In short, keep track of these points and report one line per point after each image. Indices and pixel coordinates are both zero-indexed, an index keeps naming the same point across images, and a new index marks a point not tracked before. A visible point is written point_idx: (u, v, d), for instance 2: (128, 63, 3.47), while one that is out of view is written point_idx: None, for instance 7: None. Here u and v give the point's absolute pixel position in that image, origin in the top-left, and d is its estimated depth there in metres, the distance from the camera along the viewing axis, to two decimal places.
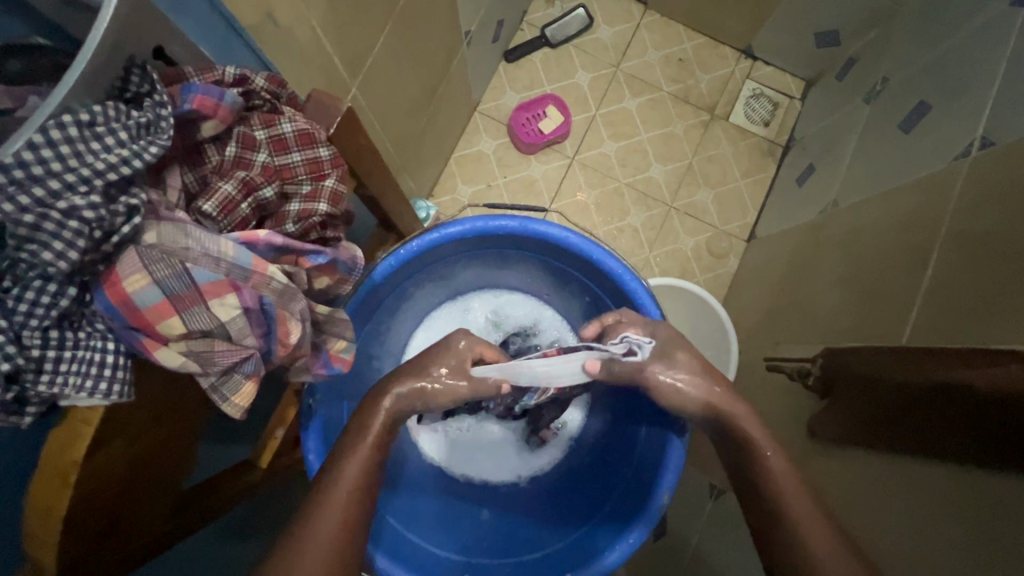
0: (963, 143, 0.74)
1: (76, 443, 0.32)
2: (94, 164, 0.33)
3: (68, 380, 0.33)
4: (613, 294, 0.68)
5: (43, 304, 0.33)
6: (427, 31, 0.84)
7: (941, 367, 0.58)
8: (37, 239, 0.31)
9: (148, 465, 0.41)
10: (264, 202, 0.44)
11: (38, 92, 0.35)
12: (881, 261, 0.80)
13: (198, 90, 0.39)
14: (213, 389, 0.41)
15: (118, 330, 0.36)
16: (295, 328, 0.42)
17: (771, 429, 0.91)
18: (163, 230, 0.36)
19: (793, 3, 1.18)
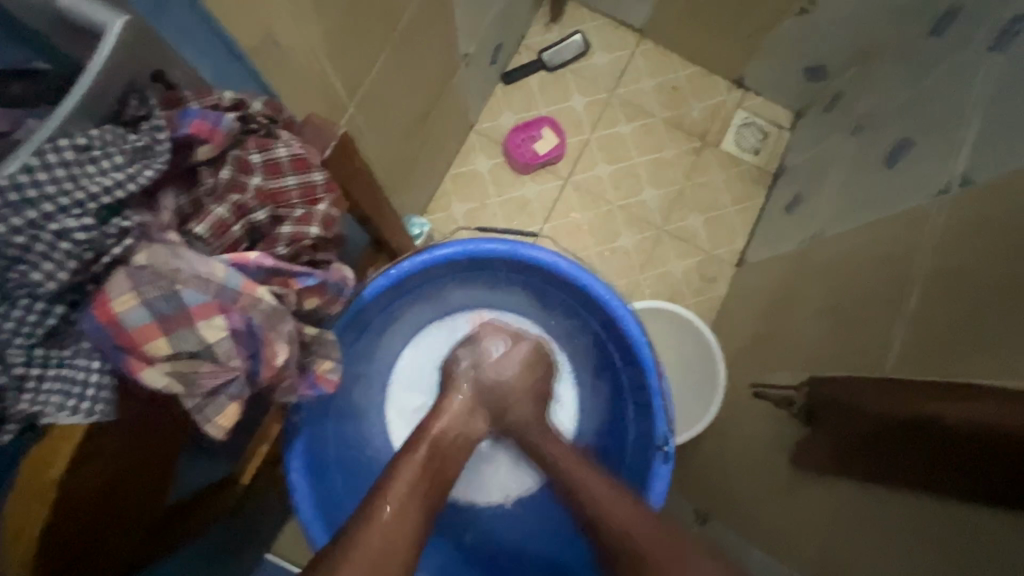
0: (943, 180, 0.76)
1: (51, 467, 0.32)
2: (90, 189, 0.33)
3: (50, 400, 0.33)
4: (601, 320, 0.68)
5: (28, 322, 0.33)
6: (426, 53, 0.86)
7: (920, 401, 0.59)
8: (28, 259, 0.32)
9: (127, 487, 0.41)
10: (257, 226, 0.44)
11: (35, 114, 0.36)
12: (864, 291, 0.81)
13: (196, 116, 0.40)
14: (195, 408, 0.39)
15: (104, 349, 0.35)
16: (281, 349, 0.41)
17: (756, 455, 0.91)
18: (154, 250, 0.37)
19: (783, 37, 1.21)
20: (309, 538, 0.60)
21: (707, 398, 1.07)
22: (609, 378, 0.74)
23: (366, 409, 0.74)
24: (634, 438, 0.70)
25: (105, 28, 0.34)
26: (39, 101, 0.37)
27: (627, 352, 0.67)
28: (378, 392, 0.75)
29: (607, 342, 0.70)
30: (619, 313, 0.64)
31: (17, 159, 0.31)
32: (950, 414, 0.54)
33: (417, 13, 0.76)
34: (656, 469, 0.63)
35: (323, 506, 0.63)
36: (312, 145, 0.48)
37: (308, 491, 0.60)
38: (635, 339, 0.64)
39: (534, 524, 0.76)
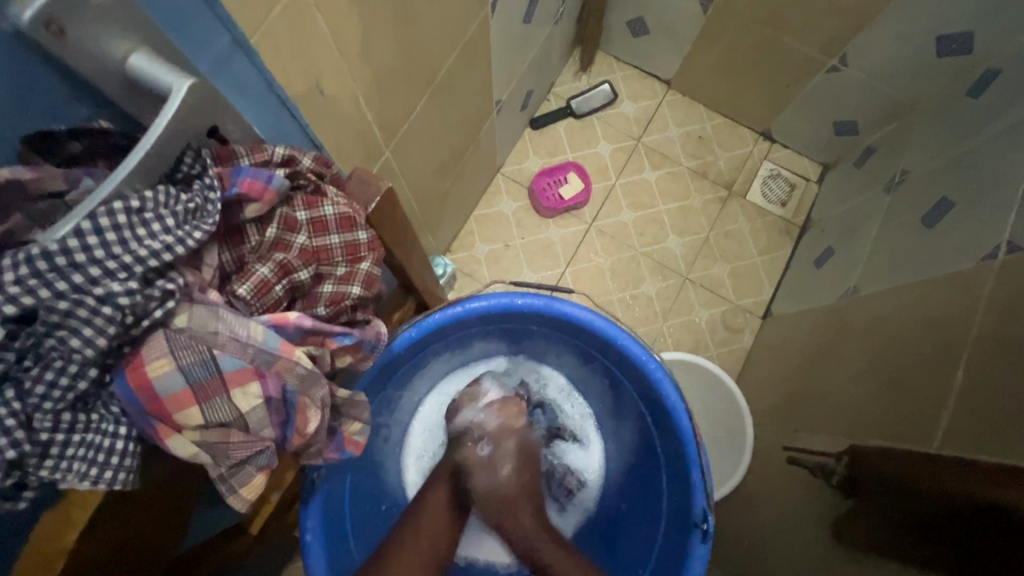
0: (990, 245, 0.73)
1: (68, 531, 0.32)
2: (139, 251, 0.33)
3: (72, 467, 0.32)
4: (635, 380, 0.66)
5: (58, 386, 0.31)
6: (461, 101, 0.88)
7: (975, 477, 0.56)
8: (69, 324, 0.31)
9: (137, 551, 0.40)
10: (298, 284, 0.44)
11: (91, 172, 0.37)
12: (906, 355, 0.78)
13: (249, 174, 0.39)
14: (222, 480, 0.39)
15: (132, 414, 0.35)
16: (314, 416, 0.40)
17: (786, 524, 0.85)
18: (195, 312, 0.36)
19: (812, 92, 1.22)
20: None
21: (735, 459, 1.02)
22: (639, 440, 0.71)
23: (383, 461, 0.71)
24: (666, 509, 0.66)
25: (172, 90, 0.35)
26: (96, 154, 0.37)
27: (663, 417, 0.64)
28: (397, 443, 0.73)
29: (640, 404, 0.67)
30: (657, 377, 0.61)
31: (70, 224, 0.30)
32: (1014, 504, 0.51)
33: (455, 65, 0.78)
34: (693, 548, 0.59)
35: (334, 566, 0.59)
36: (356, 200, 0.47)
37: (321, 553, 0.57)
38: (672, 404, 0.61)
39: None
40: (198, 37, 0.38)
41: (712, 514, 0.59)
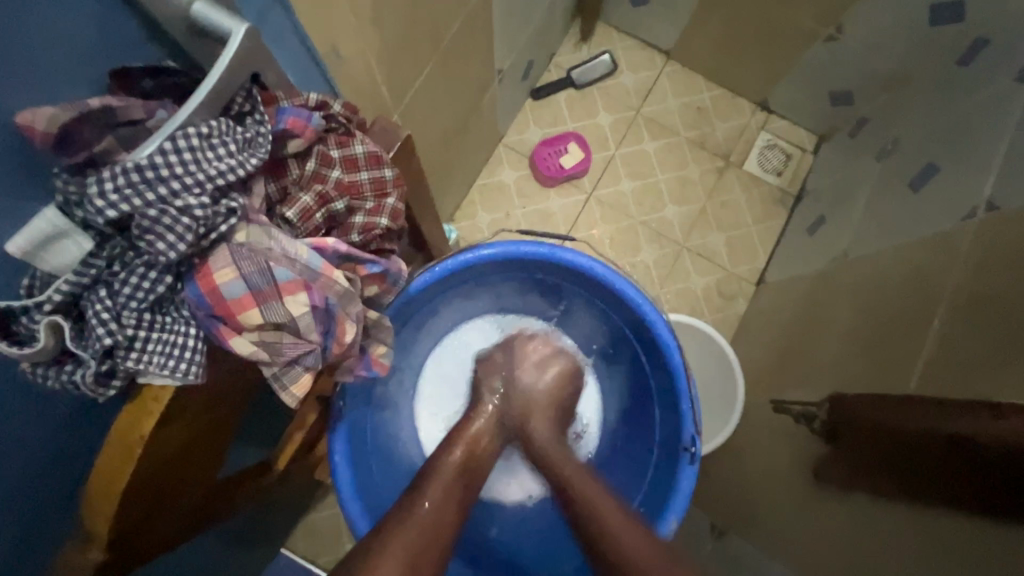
0: (970, 205, 0.77)
1: (144, 420, 0.32)
2: (211, 170, 0.36)
3: (152, 360, 0.35)
4: (632, 324, 0.70)
5: (141, 289, 0.36)
6: (465, 67, 0.90)
7: (939, 417, 0.58)
8: (154, 232, 0.35)
9: (199, 456, 0.42)
10: (334, 214, 0.47)
11: (163, 106, 0.38)
12: (888, 311, 0.82)
13: (291, 113, 0.43)
14: (275, 377, 0.43)
15: (201, 318, 0.38)
16: (351, 328, 0.44)
17: (772, 471, 0.90)
18: (252, 230, 0.39)
19: (809, 62, 1.24)
20: (350, 520, 0.62)
21: (725, 416, 1.07)
22: (634, 381, 0.76)
23: (397, 402, 0.76)
24: (658, 439, 0.71)
25: (230, 33, 0.36)
26: (167, 95, 0.39)
27: (656, 354, 0.69)
28: (410, 385, 0.78)
29: (635, 345, 0.72)
30: (651, 319, 0.66)
31: (156, 145, 0.34)
32: (992, 439, 0.52)
33: (460, 31, 0.80)
34: (682, 469, 0.64)
35: (363, 484, 0.66)
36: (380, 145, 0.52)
37: (350, 473, 0.63)
38: (666, 344, 0.65)
39: (556, 521, 0.78)
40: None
41: (700, 439, 0.65)
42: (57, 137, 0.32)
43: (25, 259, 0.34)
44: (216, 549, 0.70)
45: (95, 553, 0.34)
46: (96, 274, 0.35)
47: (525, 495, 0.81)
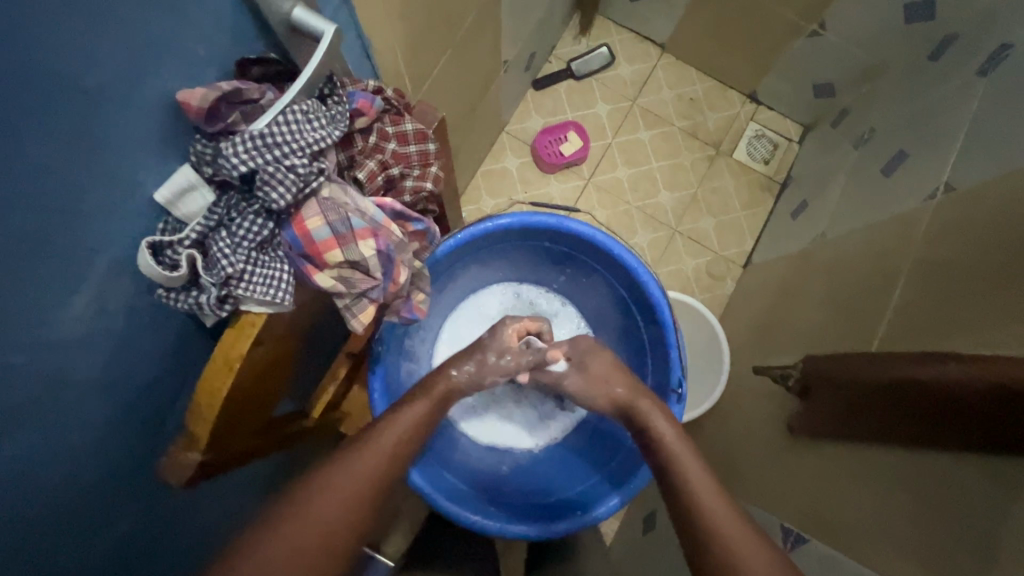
0: (931, 187, 0.85)
1: (242, 342, 0.41)
2: (309, 138, 0.42)
3: (256, 287, 0.42)
4: (628, 287, 0.78)
5: (249, 232, 0.42)
6: (475, 58, 0.97)
7: (896, 366, 0.65)
8: (265, 184, 0.41)
9: (271, 382, 0.51)
10: (389, 179, 0.53)
11: (271, 88, 0.43)
12: (858, 283, 0.91)
13: (360, 96, 0.49)
14: (346, 308, 0.50)
15: (292, 255, 0.45)
16: (404, 271, 0.51)
17: (753, 430, 0.99)
18: (334, 187, 0.46)
19: (794, 55, 1.32)
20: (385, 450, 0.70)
21: (712, 384, 1.16)
22: (627, 341, 0.84)
23: (419, 357, 0.83)
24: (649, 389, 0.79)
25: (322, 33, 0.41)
26: (269, 80, 0.44)
27: (649, 313, 0.77)
28: (430, 345, 0.85)
29: (631, 307, 0.80)
30: (644, 279, 0.74)
31: (269, 114, 0.40)
32: (945, 380, 0.58)
33: (472, 25, 0.87)
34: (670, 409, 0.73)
35: None
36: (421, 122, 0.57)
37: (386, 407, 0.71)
38: (657, 302, 0.74)
39: (560, 463, 0.85)
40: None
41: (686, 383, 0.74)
42: (207, 113, 0.38)
43: (163, 207, 0.40)
44: (255, 495, 0.78)
45: (197, 452, 0.43)
46: (218, 218, 0.42)
47: (534, 445, 0.87)
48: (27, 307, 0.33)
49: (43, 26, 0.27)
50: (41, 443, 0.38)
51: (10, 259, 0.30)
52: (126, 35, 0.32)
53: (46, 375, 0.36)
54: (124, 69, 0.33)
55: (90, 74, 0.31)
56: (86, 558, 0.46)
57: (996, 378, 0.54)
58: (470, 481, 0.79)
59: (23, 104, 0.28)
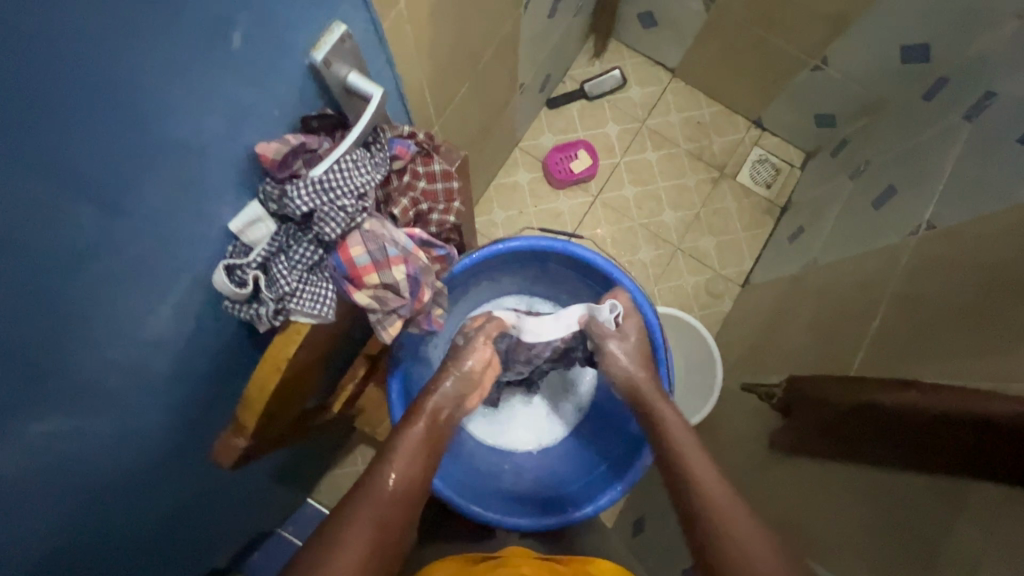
0: (915, 223, 0.91)
1: (288, 346, 0.48)
2: (357, 183, 0.49)
3: (305, 305, 0.49)
4: (625, 308, 0.85)
5: (303, 257, 0.50)
6: (493, 83, 1.04)
7: (876, 390, 0.70)
8: (319, 221, 0.48)
9: (304, 382, 0.58)
10: (419, 213, 0.61)
11: (326, 139, 0.51)
12: (843, 309, 0.97)
13: (399, 143, 0.57)
14: (378, 323, 0.57)
15: (337, 277, 0.53)
16: (428, 291, 0.59)
17: (739, 443, 1.05)
18: (374, 223, 0.53)
19: (797, 86, 1.38)
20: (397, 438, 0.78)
21: (704, 398, 1.22)
22: None
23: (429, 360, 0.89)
24: None
25: (370, 96, 0.49)
26: (322, 131, 0.51)
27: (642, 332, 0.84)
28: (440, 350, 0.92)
29: None
30: (639, 302, 0.81)
31: (325, 164, 0.47)
32: (918, 407, 0.63)
33: (493, 56, 0.95)
34: None
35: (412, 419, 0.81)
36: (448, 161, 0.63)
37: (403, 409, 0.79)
38: (649, 322, 0.81)
39: (554, 463, 0.92)
40: (373, 51, 0.54)
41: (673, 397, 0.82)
42: (279, 162, 0.46)
43: (233, 233, 0.48)
44: (270, 479, 0.85)
45: (243, 437, 0.51)
46: (278, 245, 0.49)
47: (536, 445, 0.94)
48: (114, 310, 0.40)
49: (152, 95, 0.35)
50: (112, 422, 0.46)
51: (109, 269, 0.38)
52: (214, 97, 0.39)
53: (124, 366, 0.44)
54: (217, 129, 0.41)
55: (182, 129, 0.38)
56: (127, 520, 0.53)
57: (960, 410, 0.59)
58: (471, 473, 0.86)
59: (130, 152, 0.35)
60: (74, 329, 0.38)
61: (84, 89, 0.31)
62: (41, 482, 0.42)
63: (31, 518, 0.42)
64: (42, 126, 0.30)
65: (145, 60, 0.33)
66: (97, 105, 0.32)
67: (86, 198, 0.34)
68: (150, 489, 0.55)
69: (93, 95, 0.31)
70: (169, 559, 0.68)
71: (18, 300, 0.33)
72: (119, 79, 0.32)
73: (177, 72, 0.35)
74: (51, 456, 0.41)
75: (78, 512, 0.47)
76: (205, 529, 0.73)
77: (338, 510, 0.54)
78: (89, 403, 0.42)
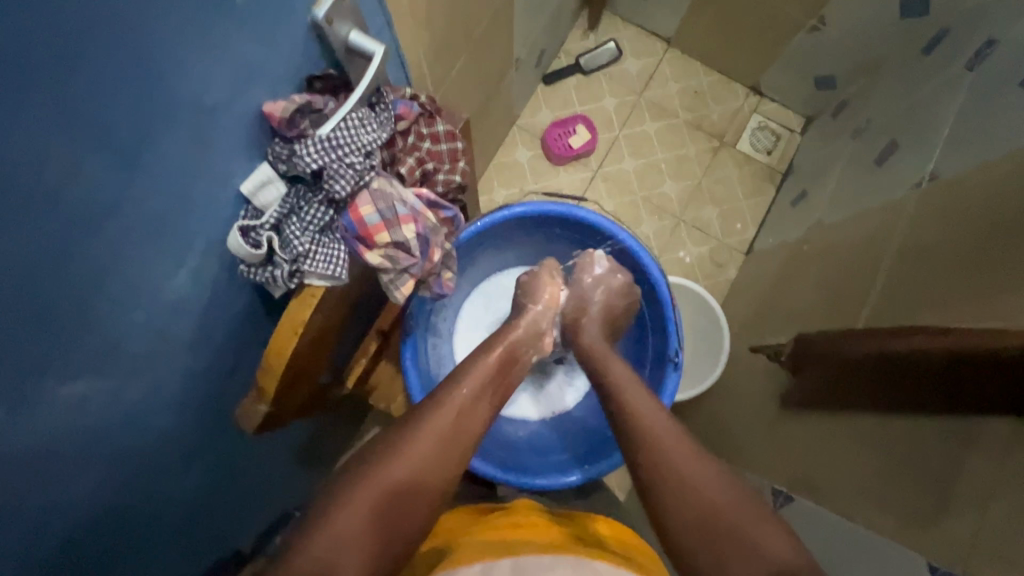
0: (918, 176, 0.91)
1: (304, 309, 0.50)
2: (363, 141, 0.50)
3: (318, 265, 0.50)
4: (631, 268, 0.86)
5: (315, 218, 0.51)
6: (489, 56, 1.04)
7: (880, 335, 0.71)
8: (328, 180, 0.50)
9: (321, 348, 0.59)
10: (425, 174, 0.61)
11: (330, 101, 0.51)
12: (849, 266, 0.97)
13: (402, 103, 0.57)
14: (391, 283, 0.58)
15: (348, 237, 0.54)
16: (438, 250, 0.60)
17: (750, 404, 1.05)
18: (381, 182, 0.54)
19: (794, 49, 1.37)
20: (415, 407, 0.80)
21: (712, 363, 1.23)
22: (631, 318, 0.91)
23: (439, 332, 0.91)
24: (652, 358, 0.88)
25: (372, 53, 0.50)
26: (325, 93, 0.52)
27: (649, 291, 0.85)
28: (449, 322, 0.93)
29: (634, 287, 0.87)
30: (645, 261, 0.82)
31: (332, 121, 0.48)
32: (922, 347, 0.64)
33: (489, 28, 0.94)
34: (668, 375, 0.82)
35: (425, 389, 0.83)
36: (450, 123, 0.64)
37: (417, 378, 0.80)
38: (656, 281, 0.82)
39: (569, 428, 0.93)
40: (373, 13, 0.55)
41: (682, 354, 0.83)
42: (286, 121, 0.47)
43: (245, 197, 0.49)
44: (289, 456, 0.86)
45: (265, 403, 0.53)
46: (290, 206, 0.50)
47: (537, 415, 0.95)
48: (134, 271, 0.41)
49: (162, 51, 0.35)
50: (134, 386, 0.47)
51: (126, 229, 0.39)
52: (222, 56, 0.40)
53: (145, 329, 0.45)
54: (226, 86, 0.41)
55: (190, 87, 0.38)
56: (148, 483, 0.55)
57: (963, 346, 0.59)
58: (490, 442, 0.88)
59: (143, 110, 0.36)
60: (97, 289, 0.39)
61: (101, 39, 0.31)
62: (71, 442, 0.43)
63: (64, 480, 0.44)
64: (58, 74, 0.30)
65: (158, 13, 0.34)
66: (114, 57, 0.32)
67: (102, 151, 0.35)
68: (172, 455, 0.56)
69: (105, 44, 0.32)
70: (196, 532, 0.70)
71: (45, 257, 0.34)
72: (133, 31, 0.33)
73: (184, 29, 0.36)
74: (80, 418, 0.43)
75: (107, 474, 0.48)
76: (230, 504, 0.75)
77: (375, 458, 0.57)
78: (114, 367, 0.44)
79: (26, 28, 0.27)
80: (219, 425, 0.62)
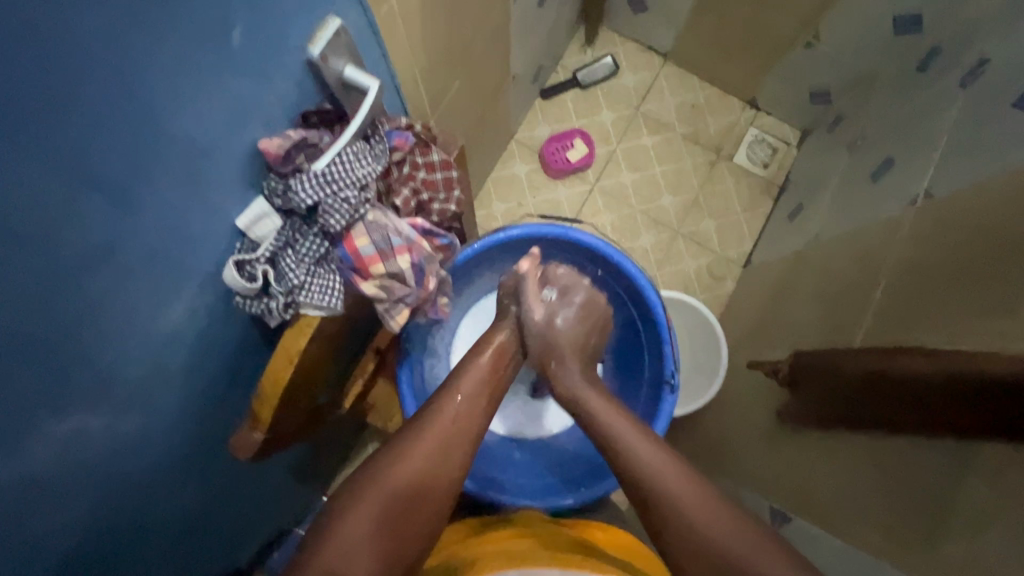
0: (912, 194, 0.91)
1: (300, 337, 0.51)
2: (359, 174, 0.51)
3: (313, 296, 0.51)
4: (627, 289, 0.86)
5: (310, 250, 0.52)
6: (487, 74, 1.04)
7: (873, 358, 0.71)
8: (323, 214, 0.50)
9: (317, 375, 0.60)
10: (420, 203, 0.62)
11: (324, 135, 0.52)
12: (846, 283, 0.97)
13: (397, 135, 0.58)
14: (387, 312, 0.60)
15: (344, 268, 0.55)
16: (433, 278, 0.61)
17: (749, 420, 1.05)
18: (377, 214, 0.55)
19: (789, 64, 1.38)
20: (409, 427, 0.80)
21: (710, 378, 1.22)
22: (628, 338, 0.91)
23: (437, 351, 0.91)
24: (648, 379, 0.88)
25: (367, 87, 0.51)
26: (320, 127, 0.52)
27: (646, 311, 0.85)
28: (447, 342, 0.93)
29: (630, 308, 0.88)
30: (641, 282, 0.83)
31: (327, 157, 0.49)
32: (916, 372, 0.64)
33: (486, 48, 0.95)
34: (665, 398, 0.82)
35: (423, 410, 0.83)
36: (445, 151, 0.65)
37: (413, 402, 0.80)
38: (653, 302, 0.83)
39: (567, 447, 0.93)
40: (367, 45, 0.55)
41: (678, 375, 0.83)
42: (281, 156, 0.47)
43: (240, 230, 0.49)
44: (286, 477, 0.86)
45: (261, 431, 0.54)
46: (285, 239, 0.51)
47: (546, 432, 0.95)
48: (131, 308, 0.42)
49: (161, 97, 0.36)
50: (129, 419, 0.47)
51: (123, 268, 0.39)
52: (217, 99, 0.40)
53: (139, 364, 0.45)
54: (223, 126, 0.42)
55: (187, 129, 0.39)
56: (143, 513, 0.55)
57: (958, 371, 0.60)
58: (490, 463, 0.88)
59: (140, 153, 0.37)
60: (93, 327, 0.39)
61: (99, 90, 0.32)
62: (67, 478, 0.43)
63: (60, 517, 0.44)
64: (57, 126, 0.31)
65: (154, 61, 0.34)
66: (111, 106, 0.33)
67: (100, 195, 0.35)
68: (169, 483, 0.56)
69: (106, 94, 0.32)
70: (194, 558, 0.70)
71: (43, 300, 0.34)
72: (131, 80, 0.33)
73: (181, 75, 0.36)
74: (77, 453, 0.43)
75: (101, 508, 0.48)
76: (226, 527, 0.74)
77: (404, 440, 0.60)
78: (111, 401, 0.44)
79: (27, 87, 0.28)
80: (216, 452, 0.62)
